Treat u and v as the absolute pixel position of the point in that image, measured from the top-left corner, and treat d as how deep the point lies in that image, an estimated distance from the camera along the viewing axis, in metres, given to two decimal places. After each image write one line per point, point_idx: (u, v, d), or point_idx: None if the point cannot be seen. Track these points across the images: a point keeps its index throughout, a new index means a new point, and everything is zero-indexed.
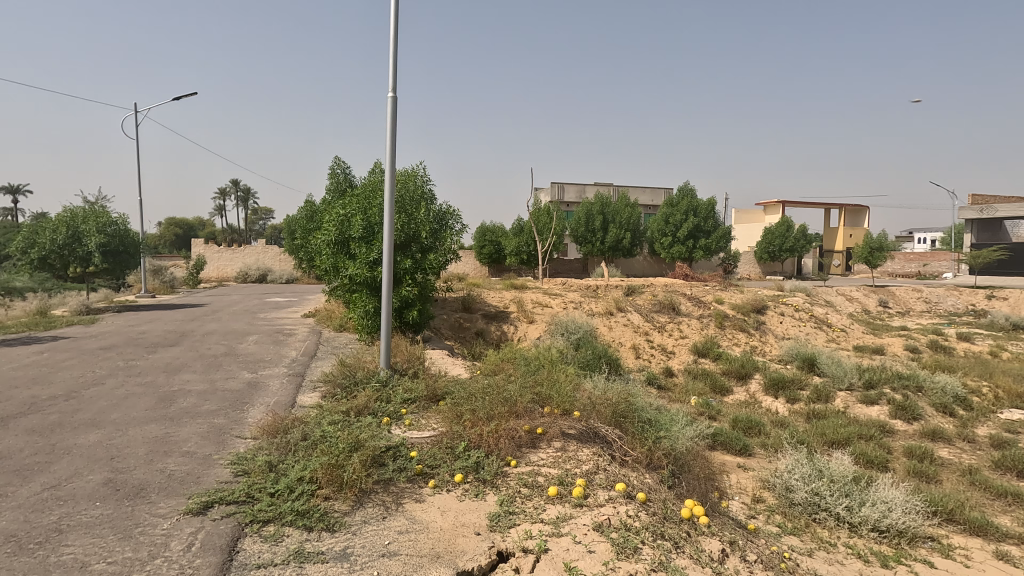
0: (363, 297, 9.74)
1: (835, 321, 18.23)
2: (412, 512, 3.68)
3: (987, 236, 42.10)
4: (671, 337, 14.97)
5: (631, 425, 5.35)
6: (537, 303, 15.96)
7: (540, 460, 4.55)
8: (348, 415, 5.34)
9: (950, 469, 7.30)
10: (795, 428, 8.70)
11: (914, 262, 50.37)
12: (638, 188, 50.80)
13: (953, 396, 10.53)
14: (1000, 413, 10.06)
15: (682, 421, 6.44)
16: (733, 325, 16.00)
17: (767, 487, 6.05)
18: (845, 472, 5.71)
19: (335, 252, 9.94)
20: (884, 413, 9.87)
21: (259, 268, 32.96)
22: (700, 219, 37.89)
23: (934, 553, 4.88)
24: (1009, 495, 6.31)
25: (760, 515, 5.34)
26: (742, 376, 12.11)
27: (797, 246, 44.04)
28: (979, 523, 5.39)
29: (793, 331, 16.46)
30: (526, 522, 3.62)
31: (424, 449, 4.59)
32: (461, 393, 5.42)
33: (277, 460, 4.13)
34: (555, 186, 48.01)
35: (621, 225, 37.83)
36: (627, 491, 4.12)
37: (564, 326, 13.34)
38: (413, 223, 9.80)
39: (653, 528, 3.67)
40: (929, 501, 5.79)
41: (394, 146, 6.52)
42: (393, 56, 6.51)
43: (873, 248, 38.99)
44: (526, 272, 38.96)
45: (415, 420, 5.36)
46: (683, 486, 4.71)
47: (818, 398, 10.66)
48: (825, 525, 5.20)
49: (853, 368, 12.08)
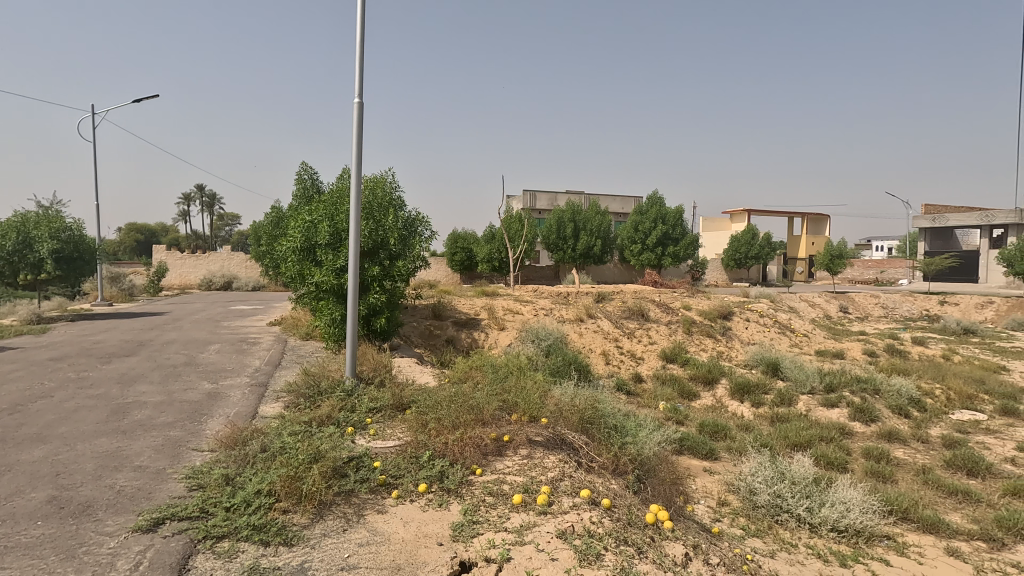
0: (330, 304, 9.60)
1: (798, 325, 18.75)
2: (373, 524, 3.61)
3: (940, 244, 44.05)
4: (640, 343, 15.17)
5: (598, 431, 5.39)
6: (508, 310, 15.92)
7: (506, 467, 4.54)
8: (311, 425, 5.23)
9: (905, 469, 7.56)
10: (759, 431, 8.89)
11: (872, 270, 52.54)
12: (608, 197, 51.59)
13: (908, 398, 10.94)
14: (952, 414, 10.50)
15: (649, 427, 6.54)
16: (700, 331, 16.28)
17: (732, 490, 6.16)
18: (806, 474, 5.88)
19: (301, 258, 9.75)
20: (843, 415, 10.21)
21: (224, 276, 32.17)
22: (668, 227, 38.68)
23: (890, 551, 5.03)
24: (959, 493, 6.56)
25: (724, 518, 5.43)
26: (708, 382, 12.32)
27: (762, 254, 45.21)
28: (931, 521, 5.59)
29: (757, 336, 16.89)
30: (489, 531, 3.59)
31: (388, 459, 4.52)
32: (427, 401, 5.34)
33: (234, 474, 4.00)
34: (527, 195, 48.26)
35: (592, 232, 38.13)
36: (592, 498, 4.12)
37: (535, 334, 13.38)
38: (381, 230, 9.70)
39: (617, 534, 3.68)
40: (885, 500, 5.97)
41: (360, 153, 6.48)
42: (359, 61, 6.47)
43: (834, 255, 40.30)
44: (499, 280, 38.76)
45: (380, 430, 5.30)
46: (650, 490, 4.76)
47: (782, 402, 10.94)
48: (786, 526, 5.34)
49: (815, 373, 12.41)
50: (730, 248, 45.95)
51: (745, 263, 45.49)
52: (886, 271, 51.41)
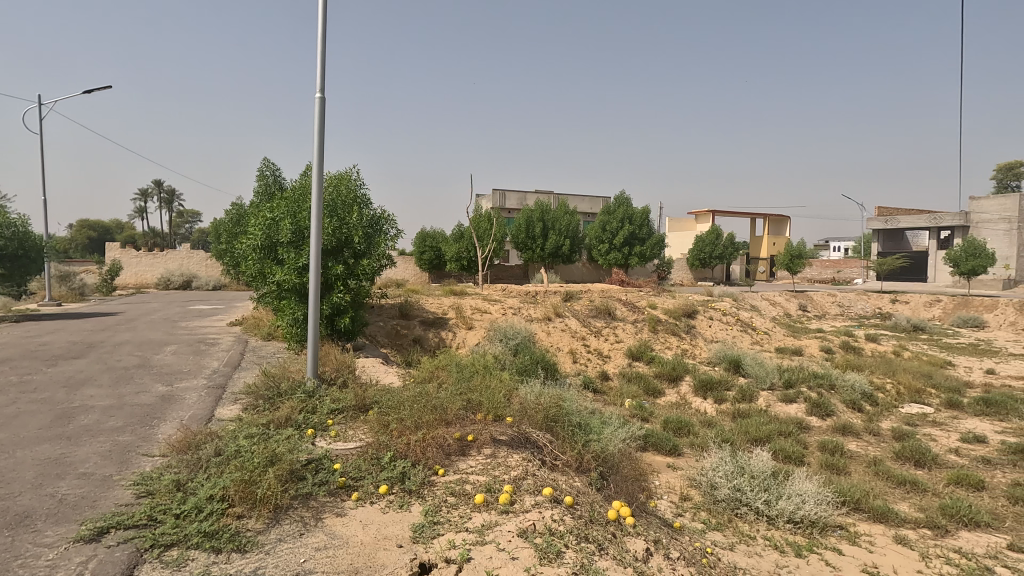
0: (292, 304, 9.39)
1: (759, 324, 19.28)
2: (331, 527, 3.53)
3: (892, 245, 45.92)
4: (607, 341, 15.33)
5: (562, 429, 5.41)
6: (477, 309, 15.87)
7: (469, 467, 4.52)
8: (269, 428, 5.09)
9: (858, 461, 7.85)
10: (721, 427, 9.10)
11: (829, 270, 54.45)
12: (577, 197, 52.00)
13: (861, 393, 11.37)
14: (901, 408, 10.96)
15: (613, 424, 6.61)
16: (666, 329, 16.56)
17: (693, 485, 6.28)
18: (764, 468, 6.04)
19: (261, 256, 9.50)
20: (800, 410, 10.54)
21: (183, 275, 31.12)
22: (635, 227, 39.25)
23: (842, 540, 5.20)
24: (908, 483, 6.85)
25: (686, 513, 5.53)
26: (673, 379, 12.54)
27: (726, 254, 46.30)
28: (881, 511, 5.81)
29: (720, 334, 17.29)
30: (450, 531, 3.56)
31: (348, 460, 4.44)
32: (390, 402, 5.27)
33: (186, 479, 3.86)
34: (496, 194, 48.23)
35: (561, 231, 38.35)
36: (554, 496, 4.13)
37: (503, 333, 13.37)
38: (345, 228, 9.54)
39: (578, 531, 3.70)
40: (839, 492, 6.18)
41: (322, 149, 6.34)
42: (320, 55, 6.33)
43: (794, 256, 41.58)
44: (467, 279, 38.60)
45: (342, 431, 5.20)
46: (612, 487, 4.80)
47: (743, 398, 11.22)
48: (745, 519, 5.47)
49: (774, 369, 12.77)
50: (695, 248, 46.91)
51: (710, 262, 46.51)
52: (842, 271, 53.37)
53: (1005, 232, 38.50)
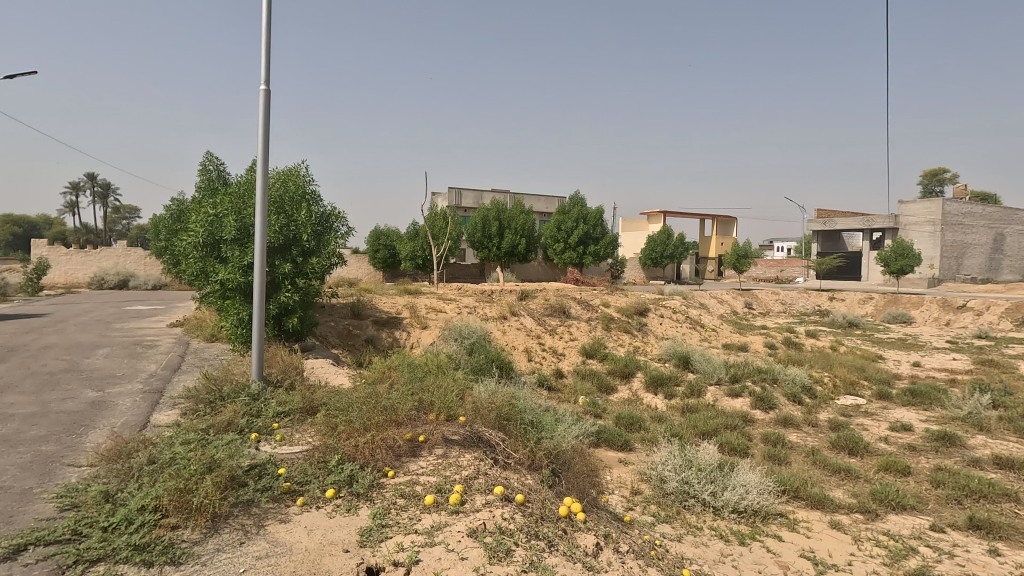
0: (236, 304, 9.03)
1: (708, 321, 19.92)
2: (274, 534, 3.41)
3: (829, 245, 48.32)
4: (562, 339, 15.47)
5: (515, 428, 5.42)
6: (431, 308, 15.71)
7: (420, 468, 4.46)
8: (209, 433, 4.87)
9: (798, 451, 8.23)
10: (671, 422, 9.34)
11: (773, 269, 56.89)
12: (533, 196, 52.30)
13: (801, 386, 11.92)
14: (837, 400, 11.56)
15: (566, 421, 6.67)
16: (618, 327, 16.86)
17: (644, 479, 6.41)
18: (711, 460, 6.24)
19: (203, 254, 9.09)
20: (745, 403, 10.95)
21: (119, 273, 29.43)
22: (589, 227, 39.80)
23: (783, 528, 5.43)
24: (842, 471, 7.22)
25: (636, 506, 5.64)
26: (625, 376, 12.78)
27: (677, 254, 47.62)
28: (818, 498, 6.10)
29: (671, 332, 17.77)
30: (399, 534, 3.50)
31: (294, 465, 4.30)
32: (338, 403, 5.13)
33: (116, 489, 3.64)
34: (452, 192, 47.89)
35: (516, 230, 38.45)
36: (506, 494, 4.13)
37: (458, 332, 13.28)
38: (294, 225, 9.25)
39: (528, 529, 3.71)
40: (780, 481, 6.45)
41: (267, 144, 6.12)
42: (264, 46, 6.10)
43: (741, 255, 43.19)
44: (423, 278, 38.18)
45: (287, 435, 5.03)
46: (564, 484, 4.84)
47: (692, 393, 11.57)
48: (693, 510, 5.63)
49: (721, 365, 13.21)
50: (647, 248, 48.01)
51: (661, 262, 47.73)
52: (785, 270, 55.86)
53: (929, 234, 41.09)
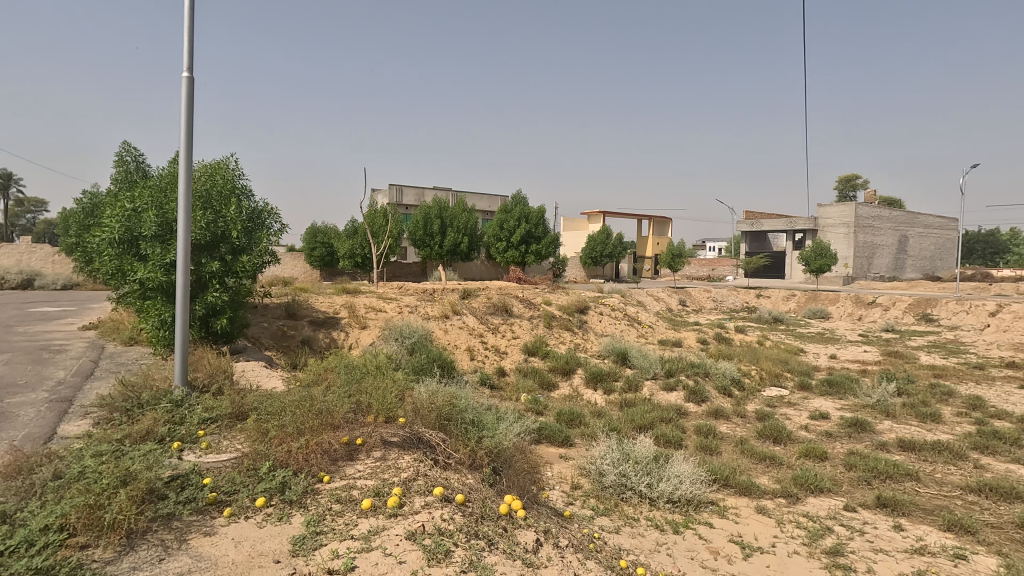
0: (158, 304, 8.49)
1: (644, 318, 20.58)
2: (197, 548, 3.22)
3: (756, 246, 51.07)
4: (504, 338, 15.51)
5: (456, 427, 5.38)
6: (371, 308, 15.34)
7: (357, 472, 4.34)
8: (125, 444, 4.53)
9: (727, 441, 8.65)
10: (610, 417, 9.58)
11: (705, 268, 59.55)
12: (475, 195, 52.17)
13: (730, 379, 12.54)
14: (763, 391, 12.25)
15: (508, 419, 6.69)
16: (560, 325, 17.11)
17: (583, 473, 6.53)
18: (647, 453, 6.44)
19: (119, 252, 8.46)
20: (680, 397, 11.40)
21: (22, 272, 26.94)
22: (531, 226, 40.14)
23: (714, 515, 5.68)
24: (767, 459, 7.65)
25: (576, 501, 5.74)
26: (566, 373, 12.99)
27: (616, 253, 48.89)
28: (746, 485, 6.43)
29: (610, 329, 18.23)
30: (334, 540, 3.40)
31: (221, 474, 4.07)
32: (270, 408, 4.91)
33: (14, 509, 3.32)
34: (392, 189, 47.00)
35: (458, 229, 38.19)
36: (446, 495, 4.09)
37: (399, 331, 13.05)
38: (222, 221, 8.77)
39: (467, 529, 3.70)
40: (712, 471, 6.75)
41: (190, 135, 5.77)
42: (186, 31, 5.73)
43: (676, 255, 44.90)
44: (362, 277, 37.27)
45: (214, 443, 4.76)
46: (505, 482, 4.84)
47: (630, 388, 11.92)
48: (630, 502, 5.80)
49: (657, 360, 13.67)
50: (588, 247, 48.98)
51: (601, 261, 48.84)
52: (716, 269, 58.59)
53: (844, 235, 44.22)
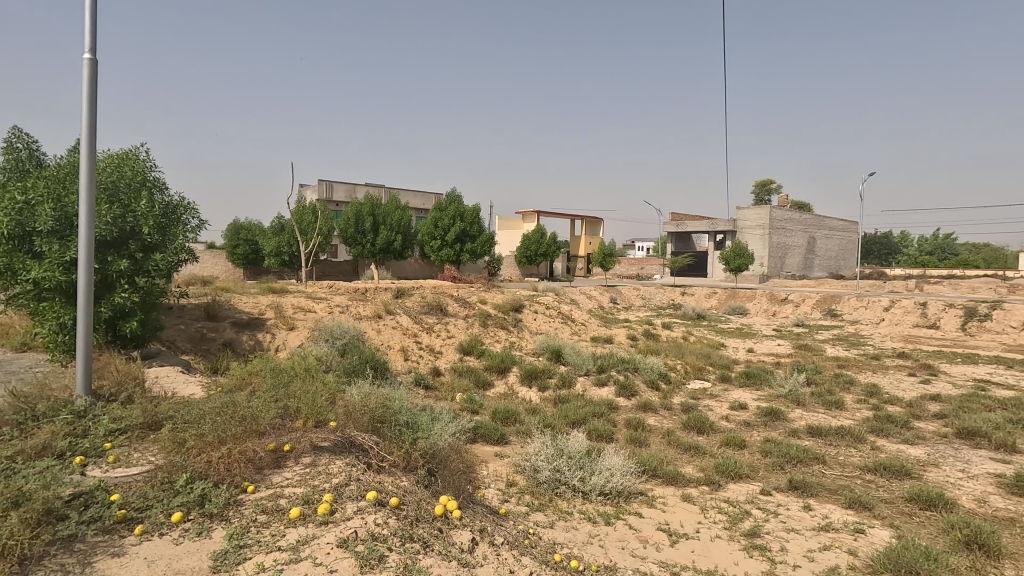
0: (55, 306, 7.74)
1: (577, 315, 21.06)
2: (104, 572, 2.98)
3: (681, 246, 53.53)
4: (439, 337, 15.36)
5: (389, 430, 5.28)
6: (299, 308, 14.73)
7: (284, 480, 4.16)
8: (16, 461, 4.10)
9: (655, 433, 9.02)
10: (545, 413, 9.73)
11: (634, 267, 61.76)
12: (409, 192, 51.29)
13: (658, 373, 13.09)
14: (688, 384, 12.87)
15: (443, 419, 6.64)
16: (495, 324, 17.17)
17: (518, 470, 6.59)
18: (580, 448, 6.60)
19: (8, 248, 7.64)
20: (611, 392, 11.77)
21: None
22: (466, 224, 40.01)
23: (643, 504, 5.92)
24: (691, 448, 8.05)
25: (511, 498, 5.79)
26: (501, 371, 13.06)
27: (550, 252, 49.68)
28: (673, 475, 6.74)
29: (544, 327, 18.51)
30: (259, 553, 3.24)
31: (130, 489, 3.78)
32: (188, 416, 4.61)
33: None
34: (322, 185, 45.33)
35: (392, 226, 37.42)
36: (379, 499, 4.01)
37: (329, 332, 12.62)
38: (130, 216, 8.13)
39: (402, 533, 3.64)
40: (641, 462, 7.01)
41: (93, 122, 5.30)
42: (88, 9, 5.26)
43: (607, 254, 46.24)
44: (289, 275, 35.70)
45: (123, 456, 4.40)
46: (440, 483, 4.80)
47: (563, 384, 12.17)
48: (564, 496, 5.92)
49: (590, 357, 14.03)
50: (522, 246, 49.45)
51: (536, 259, 49.47)
52: (644, 268, 60.88)
53: (760, 236, 47.25)
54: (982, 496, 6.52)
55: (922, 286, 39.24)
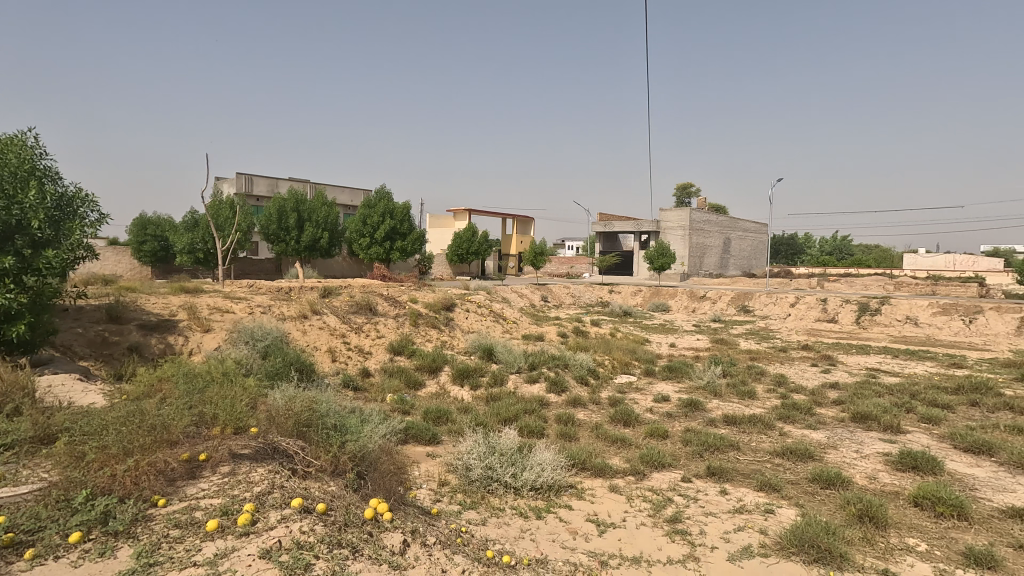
0: None
1: (509, 314, 21.23)
2: None
3: (608, 245, 55.29)
4: (368, 337, 14.97)
5: (315, 434, 5.10)
6: (215, 309, 13.85)
7: (200, 491, 3.92)
8: None
9: (584, 427, 9.27)
10: (477, 412, 9.74)
11: (564, 266, 63.10)
12: (335, 188, 49.56)
13: (587, 369, 13.46)
14: (615, 379, 13.34)
15: (373, 421, 6.49)
16: (426, 323, 16.97)
17: (450, 470, 6.56)
18: (512, 444, 6.67)
19: None
20: (542, 388, 11.97)
21: None
22: (396, 222, 39.27)
23: (573, 497, 6.07)
24: (618, 441, 8.35)
25: (443, 497, 5.76)
26: (432, 370, 12.93)
27: (482, 250, 49.74)
28: (601, 467, 6.96)
29: (476, 325, 18.52)
30: (173, 570, 3.04)
31: (19, 510, 3.42)
32: (88, 426, 4.23)
33: None
34: (240, 178, 42.86)
35: (317, 223, 36.01)
36: (305, 506, 3.87)
37: (250, 334, 11.97)
38: (16, 209, 7.32)
39: (329, 539, 3.54)
40: (571, 456, 7.19)
41: None
42: None
43: (538, 253, 46.91)
44: (204, 274, 33.48)
45: (10, 474, 3.97)
46: (370, 486, 4.70)
47: (495, 382, 12.24)
48: (496, 493, 5.97)
49: (521, 355, 14.19)
50: (454, 244, 49.18)
51: (467, 258, 49.35)
52: (574, 266, 62.34)
53: (681, 237, 49.65)
54: (873, 473, 7.21)
55: (823, 284, 42.82)
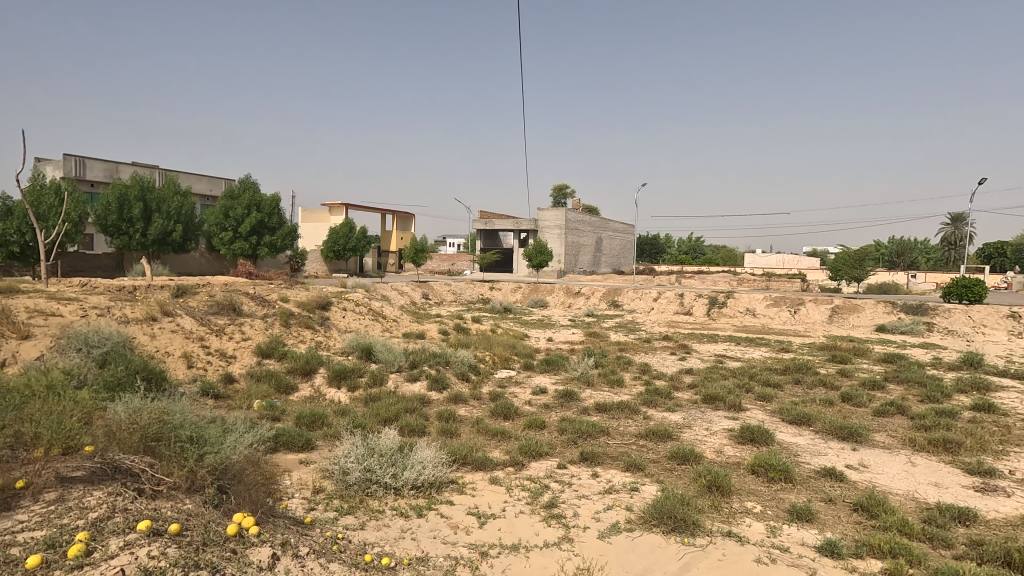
0: None
1: (389, 312, 20.70)
2: None
3: (489, 243, 56.09)
4: (231, 340, 13.72)
5: (167, 447, 4.57)
6: (35, 312, 11.80)
7: (16, 524, 3.34)
8: None
9: (466, 423, 9.35)
10: (354, 414, 9.38)
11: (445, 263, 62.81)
12: (190, 176, 44.61)
13: (468, 365, 13.57)
14: (495, 374, 13.61)
15: (237, 430, 5.98)
16: (299, 323, 15.97)
17: (326, 476, 6.26)
18: (391, 445, 6.53)
19: None
20: (423, 386, 11.87)
21: None
22: (264, 215, 36.46)
23: (454, 492, 6.11)
24: (498, 434, 8.54)
25: (318, 505, 5.49)
26: (306, 373, 12.23)
27: (359, 246, 47.89)
28: (482, 461, 7.07)
29: (354, 324, 17.82)
30: None
31: None
32: None
33: None
34: (69, 159, 36.89)
35: (168, 214, 32.19)
36: (155, 528, 3.48)
37: (83, 340, 10.39)
38: None
39: (184, 561, 3.22)
40: (452, 453, 7.22)
41: None
42: None
43: (419, 249, 46.22)
44: (21, 271, 28.37)
45: None
46: (233, 500, 4.33)
47: (374, 382, 11.89)
48: (375, 495, 5.82)
49: (401, 353, 13.93)
50: (330, 240, 46.81)
51: (344, 255, 47.23)
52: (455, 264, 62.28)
53: (558, 236, 51.95)
54: (720, 447, 8.15)
55: (680, 280, 47.30)
